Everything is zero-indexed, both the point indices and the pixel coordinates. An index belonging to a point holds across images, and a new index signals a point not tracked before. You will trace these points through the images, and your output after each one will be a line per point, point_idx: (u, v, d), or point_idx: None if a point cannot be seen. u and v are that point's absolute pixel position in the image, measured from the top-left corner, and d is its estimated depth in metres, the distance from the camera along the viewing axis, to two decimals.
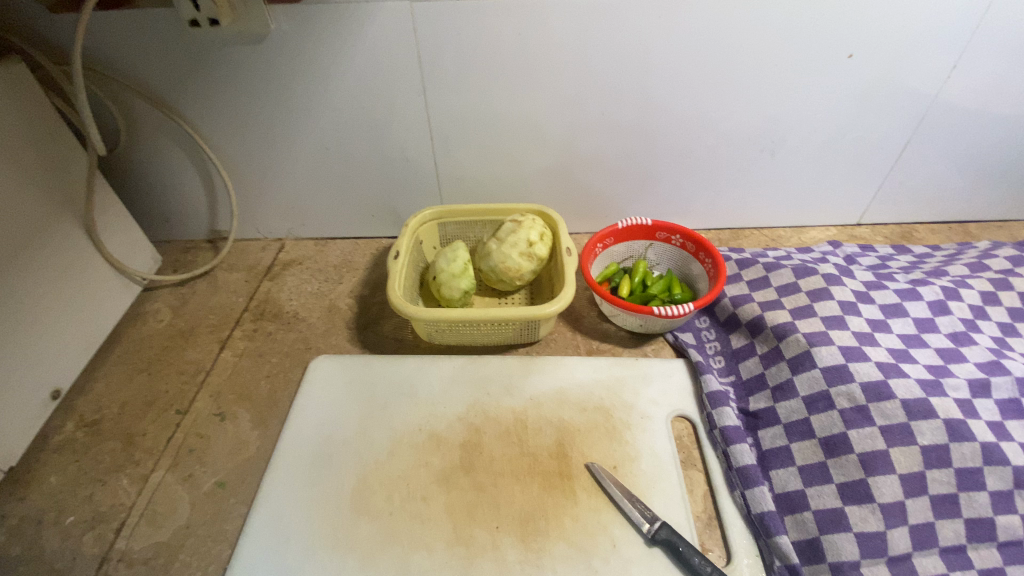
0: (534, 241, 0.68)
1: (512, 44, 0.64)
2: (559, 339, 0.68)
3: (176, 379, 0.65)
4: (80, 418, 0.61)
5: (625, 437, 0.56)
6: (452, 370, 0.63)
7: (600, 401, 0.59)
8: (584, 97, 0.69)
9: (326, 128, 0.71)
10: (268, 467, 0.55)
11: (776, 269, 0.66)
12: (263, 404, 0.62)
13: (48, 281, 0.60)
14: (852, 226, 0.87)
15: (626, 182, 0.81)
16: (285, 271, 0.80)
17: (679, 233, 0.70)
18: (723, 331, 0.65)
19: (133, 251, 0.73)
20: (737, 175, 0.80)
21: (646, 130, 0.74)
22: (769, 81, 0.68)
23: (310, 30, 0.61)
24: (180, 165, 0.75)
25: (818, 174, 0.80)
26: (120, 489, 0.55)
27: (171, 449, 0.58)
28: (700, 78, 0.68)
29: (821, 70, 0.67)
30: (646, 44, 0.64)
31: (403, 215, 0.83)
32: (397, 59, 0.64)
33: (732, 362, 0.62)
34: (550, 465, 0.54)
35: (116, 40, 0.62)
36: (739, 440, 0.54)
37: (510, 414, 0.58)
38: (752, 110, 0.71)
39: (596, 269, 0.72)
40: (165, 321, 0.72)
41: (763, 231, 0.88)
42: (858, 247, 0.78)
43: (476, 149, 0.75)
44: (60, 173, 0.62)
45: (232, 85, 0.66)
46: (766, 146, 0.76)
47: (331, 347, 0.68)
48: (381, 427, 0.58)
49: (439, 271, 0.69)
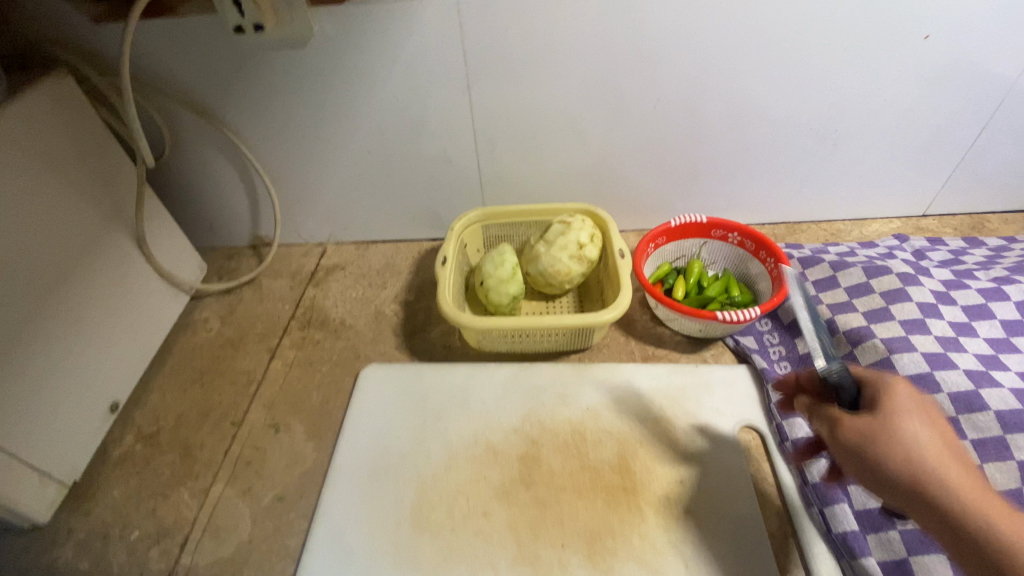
0: (585, 242, 0.66)
1: (562, 40, 0.61)
2: (613, 345, 0.65)
3: (229, 389, 0.65)
4: (138, 429, 0.62)
5: (690, 449, 0.54)
6: (504, 379, 0.61)
7: (661, 412, 0.57)
8: (633, 90, 0.66)
9: (368, 130, 0.70)
10: (326, 481, 0.55)
11: (845, 269, 0.62)
12: (316, 415, 0.61)
13: (102, 295, 0.61)
14: (917, 218, 0.83)
15: (677, 178, 0.78)
16: (329, 277, 0.79)
17: (737, 231, 0.67)
18: (787, 334, 0.62)
19: (180, 259, 0.73)
20: (795, 168, 0.76)
21: (700, 124, 0.70)
22: (835, 69, 0.64)
23: (353, 33, 0.60)
24: (222, 172, 0.75)
25: (882, 163, 0.75)
26: (182, 503, 0.55)
27: (228, 461, 0.58)
28: (758, 66, 0.64)
29: (892, 55, 0.62)
30: (701, 33, 0.60)
31: (445, 217, 0.82)
32: (442, 58, 0.62)
33: (800, 368, 0.59)
34: (613, 479, 0.52)
35: (160, 49, 0.61)
36: (814, 453, 0.51)
37: (567, 425, 0.56)
38: (815, 99, 0.67)
39: (649, 270, 0.69)
40: (213, 331, 0.72)
41: (821, 224, 0.84)
42: (927, 241, 0.73)
43: (520, 148, 0.73)
44: (109, 186, 0.62)
45: (274, 90, 0.65)
46: (828, 137, 0.72)
47: (380, 355, 0.67)
48: (436, 439, 0.56)
49: (486, 277, 0.66)
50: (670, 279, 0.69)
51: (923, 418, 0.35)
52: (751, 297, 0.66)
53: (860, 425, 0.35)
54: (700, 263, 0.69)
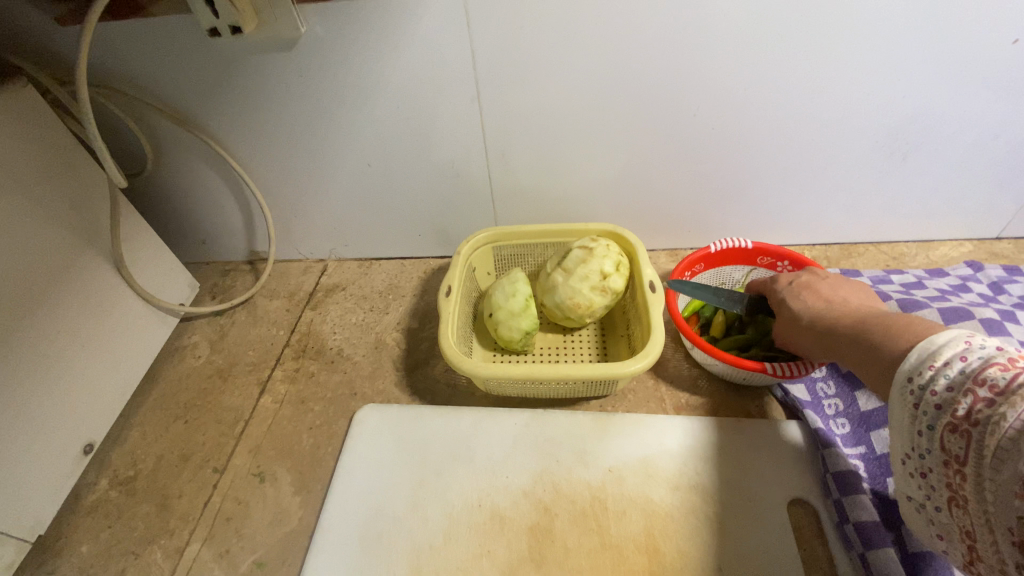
0: (609, 271, 0.58)
1: (587, 40, 0.52)
2: (639, 390, 0.58)
3: (214, 429, 0.59)
4: (115, 473, 0.56)
5: (730, 526, 0.46)
6: (514, 429, 0.54)
7: (695, 478, 0.49)
8: (667, 97, 0.58)
9: (367, 141, 0.63)
10: (312, 546, 0.48)
11: (918, 309, 0.56)
12: (305, 463, 0.55)
13: (73, 326, 0.55)
14: (992, 241, 0.72)
15: (716, 194, 0.69)
16: (327, 298, 0.73)
17: (788, 259, 0.59)
18: (845, 385, 0.54)
19: (166, 280, 0.67)
20: (854, 183, 0.66)
21: (746, 134, 0.61)
22: (912, 72, 0.54)
23: (346, 34, 0.52)
24: (212, 185, 0.69)
25: (958, 180, 0.65)
26: (153, 566, 0.49)
27: (207, 516, 0.52)
28: (818, 69, 0.54)
29: (982, 57, 0.52)
30: (751, 33, 0.51)
31: (454, 234, 0.74)
32: (448, 62, 0.55)
33: (861, 428, 0.51)
34: (639, 562, 0.45)
35: (132, 53, 0.54)
36: (882, 542, 0.42)
37: (585, 490, 0.49)
38: (884, 107, 0.57)
39: (683, 301, 0.62)
40: (202, 358, 0.67)
41: (879, 246, 0.74)
42: (1006, 270, 0.63)
43: (537, 160, 0.65)
44: (81, 205, 0.56)
45: (261, 97, 0.58)
46: (896, 150, 0.62)
47: (378, 392, 0.61)
48: (435, 502, 0.50)
49: (495, 309, 0.59)
50: (707, 311, 0.62)
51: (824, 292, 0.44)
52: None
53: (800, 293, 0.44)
54: None
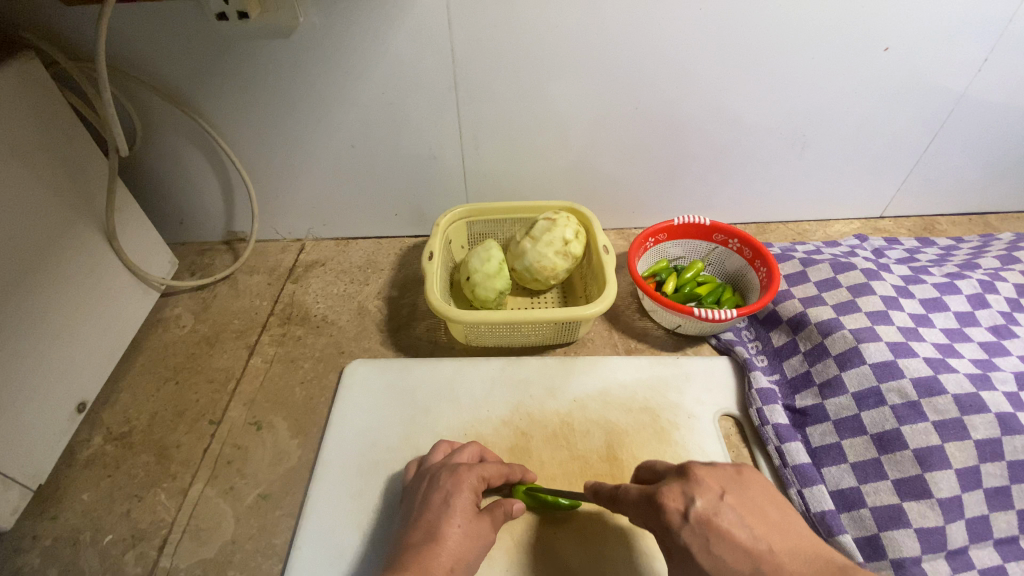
0: (570, 239, 0.67)
1: (547, 41, 0.62)
2: (597, 338, 0.68)
3: (206, 387, 0.63)
4: (108, 430, 0.60)
5: (673, 436, 0.56)
6: (492, 373, 0.62)
7: (645, 401, 0.59)
8: (613, 92, 0.68)
9: (352, 125, 0.69)
10: (313, 478, 0.54)
11: (814, 264, 0.66)
12: (300, 412, 0.61)
13: (72, 291, 0.58)
14: (875, 219, 0.88)
15: (656, 179, 0.80)
16: (308, 273, 0.78)
17: (738, 237, 0.69)
18: (762, 329, 0.65)
19: (152, 254, 0.70)
20: (766, 170, 0.80)
21: (677, 127, 0.73)
22: (801, 77, 0.67)
23: (340, 26, 0.59)
24: (196, 165, 0.72)
25: (844, 168, 0.80)
26: (158, 505, 0.54)
27: (208, 460, 0.57)
28: (737, 70, 0.66)
29: (856, 64, 0.66)
30: (677, 42, 0.63)
31: (428, 215, 0.82)
32: (428, 55, 0.62)
33: (776, 360, 0.62)
34: (602, 468, 0.54)
35: (135, 36, 0.59)
36: (791, 438, 0.55)
37: (555, 416, 0.58)
38: (781, 108, 0.71)
39: (643, 265, 0.72)
40: (187, 327, 0.70)
41: (788, 225, 0.88)
42: (884, 240, 0.77)
43: (505, 145, 0.73)
44: (79, 177, 0.59)
45: (256, 82, 0.64)
46: (795, 141, 0.76)
47: (365, 350, 0.67)
48: (425, 433, 0.57)
49: (472, 272, 0.66)
50: (664, 275, 0.72)
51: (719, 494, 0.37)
52: (740, 305, 0.68)
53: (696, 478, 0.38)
54: (700, 264, 0.71)
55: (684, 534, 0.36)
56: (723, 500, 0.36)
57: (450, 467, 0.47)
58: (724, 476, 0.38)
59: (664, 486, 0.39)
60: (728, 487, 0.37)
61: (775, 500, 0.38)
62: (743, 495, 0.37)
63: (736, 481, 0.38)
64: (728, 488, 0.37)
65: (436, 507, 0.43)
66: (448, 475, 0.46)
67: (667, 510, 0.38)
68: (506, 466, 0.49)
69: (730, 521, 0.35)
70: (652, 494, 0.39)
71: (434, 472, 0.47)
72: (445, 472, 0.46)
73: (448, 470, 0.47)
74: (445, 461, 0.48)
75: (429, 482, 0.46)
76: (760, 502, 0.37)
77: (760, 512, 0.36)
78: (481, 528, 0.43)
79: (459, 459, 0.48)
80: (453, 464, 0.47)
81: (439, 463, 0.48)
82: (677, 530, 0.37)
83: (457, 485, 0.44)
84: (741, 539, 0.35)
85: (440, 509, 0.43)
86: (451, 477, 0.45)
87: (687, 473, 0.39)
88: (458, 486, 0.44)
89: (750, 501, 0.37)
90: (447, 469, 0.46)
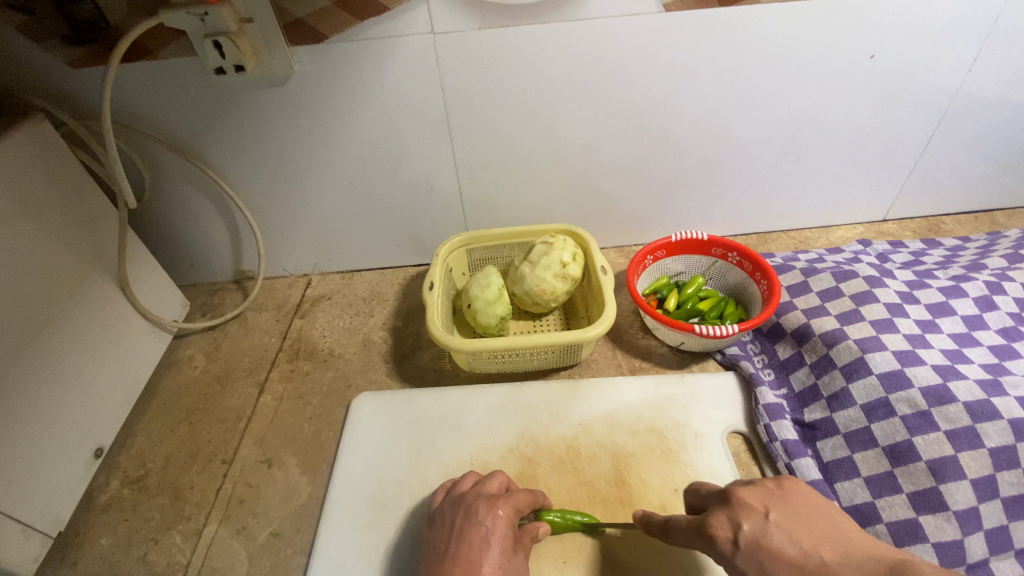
0: (568, 261, 0.67)
1: (536, 70, 0.63)
2: (601, 359, 0.68)
3: (218, 427, 0.65)
4: (125, 474, 0.61)
5: (681, 457, 0.56)
6: (496, 400, 0.62)
7: (651, 422, 0.59)
8: (604, 115, 0.69)
9: (349, 163, 0.71)
10: (322, 514, 0.55)
11: (815, 274, 0.66)
12: (309, 447, 0.61)
13: (87, 339, 0.60)
14: (878, 223, 0.87)
15: (653, 196, 0.80)
16: (315, 308, 0.79)
17: (736, 250, 0.69)
18: (767, 342, 0.65)
19: (163, 299, 0.72)
20: (762, 180, 0.79)
21: (669, 145, 0.73)
22: (789, 88, 0.68)
23: (333, 70, 0.61)
24: (202, 209, 0.75)
25: (841, 175, 0.80)
26: (174, 547, 0.55)
27: (221, 500, 0.58)
28: (724, 85, 0.67)
29: (842, 72, 0.66)
30: (661, 63, 0.64)
31: (429, 244, 0.83)
32: (420, 92, 0.64)
33: (782, 373, 0.61)
34: (610, 493, 0.54)
35: (138, 92, 0.61)
36: (801, 454, 0.54)
37: (561, 441, 0.58)
38: (773, 119, 0.71)
39: (644, 283, 0.72)
40: (199, 367, 0.72)
41: (790, 233, 0.88)
42: (889, 243, 0.76)
43: (500, 172, 0.74)
44: (92, 230, 0.61)
45: (256, 129, 0.66)
46: (789, 151, 0.76)
47: (371, 382, 0.68)
48: (432, 464, 0.57)
49: (473, 299, 0.67)
50: (665, 292, 0.72)
51: (767, 516, 0.37)
52: (743, 319, 0.68)
53: (742, 500, 0.39)
54: (700, 279, 0.71)
55: (738, 560, 0.37)
56: (768, 520, 0.37)
57: (485, 498, 0.46)
58: (764, 494, 0.39)
59: (712, 514, 0.40)
60: (772, 507, 0.38)
61: (821, 508, 0.38)
62: (788, 509, 0.38)
63: (776, 495, 0.39)
64: (769, 505, 0.38)
65: (476, 546, 0.42)
66: (486, 508, 0.45)
67: (717, 540, 0.39)
68: (534, 494, 0.49)
69: (778, 538, 0.36)
70: (700, 524, 0.41)
71: (468, 501, 0.46)
72: (482, 504, 0.45)
73: (484, 500, 0.46)
74: (477, 489, 0.48)
75: (466, 513, 0.45)
76: (806, 513, 0.37)
77: (807, 523, 0.37)
78: (517, 565, 0.43)
79: (491, 489, 0.48)
80: (488, 494, 0.47)
81: (470, 491, 0.48)
82: (732, 558, 0.38)
83: (494, 521, 0.44)
84: (793, 555, 0.35)
85: (481, 547, 0.42)
86: (489, 511, 0.44)
87: (729, 498, 0.40)
88: (496, 521, 0.44)
89: (795, 513, 0.37)
90: (482, 501, 0.46)
